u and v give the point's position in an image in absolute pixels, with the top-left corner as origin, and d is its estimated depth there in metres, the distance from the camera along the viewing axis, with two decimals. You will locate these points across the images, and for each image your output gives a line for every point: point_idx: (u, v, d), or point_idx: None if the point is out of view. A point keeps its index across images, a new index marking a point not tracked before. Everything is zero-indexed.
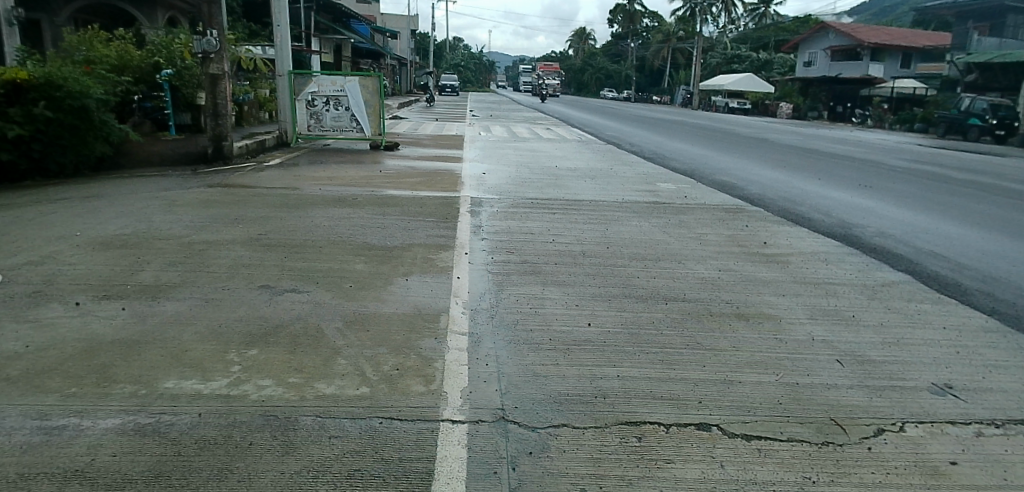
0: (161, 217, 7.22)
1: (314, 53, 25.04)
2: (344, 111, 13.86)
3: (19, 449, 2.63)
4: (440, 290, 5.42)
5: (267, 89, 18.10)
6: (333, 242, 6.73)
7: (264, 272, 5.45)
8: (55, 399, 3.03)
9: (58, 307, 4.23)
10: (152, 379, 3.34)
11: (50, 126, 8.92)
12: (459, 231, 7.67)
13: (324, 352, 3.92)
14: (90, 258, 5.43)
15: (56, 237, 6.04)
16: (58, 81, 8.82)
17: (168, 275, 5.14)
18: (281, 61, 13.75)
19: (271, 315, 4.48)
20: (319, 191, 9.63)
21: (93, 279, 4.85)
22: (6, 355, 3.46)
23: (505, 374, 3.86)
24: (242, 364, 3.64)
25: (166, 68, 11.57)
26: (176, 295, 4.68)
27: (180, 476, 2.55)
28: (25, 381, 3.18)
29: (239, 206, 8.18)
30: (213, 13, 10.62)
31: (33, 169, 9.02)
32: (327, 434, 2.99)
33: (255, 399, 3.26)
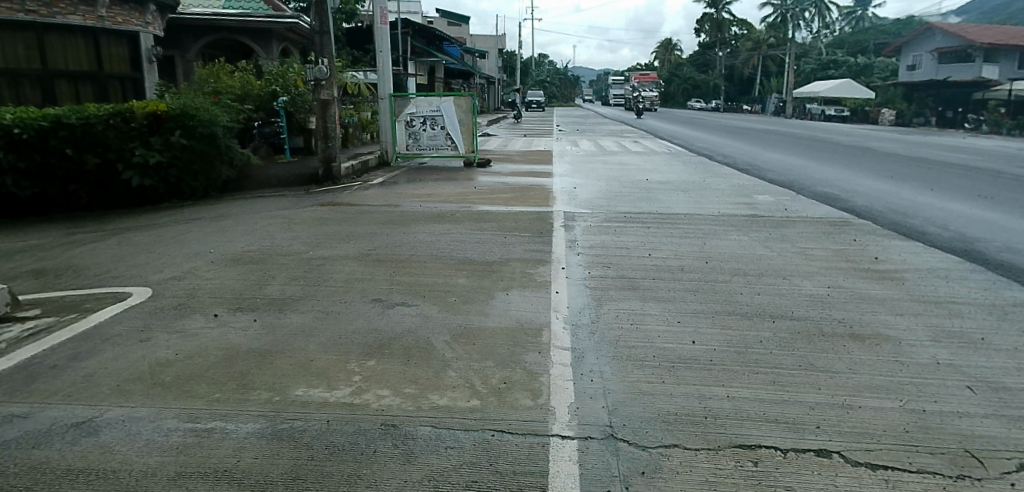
0: (280, 234, 7.75)
1: (410, 76, 26.05)
2: (439, 130, 14.33)
3: (177, 448, 2.89)
4: (540, 305, 5.49)
5: (370, 112, 18.95)
6: (435, 257, 6.97)
7: (375, 287, 5.73)
8: (204, 404, 3.33)
9: (200, 318, 4.63)
10: (285, 387, 3.59)
11: (184, 153, 9.81)
12: (554, 246, 7.74)
13: (435, 364, 4.08)
14: (223, 273, 5.92)
15: (193, 254, 6.62)
16: (192, 111, 9.70)
17: (290, 289, 5.51)
18: (382, 85, 14.38)
19: (384, 327, 4.70)
20: (418, 207, 10.01)
21: (227, 293, 5.28)
22: (160, 362, 3.84)
23: (610, 390, 3.86)
24: (362, 374, 3.85)
25: (282, 96, 12.43)
26: (299, 307, 5.02)
27: (315, 480, 2.73)
28: (178, 386, 3.52)
29: (348, 223, 8.64)
30: (325, 43, 11.35)
31: (170, 192, 9.94)
32: (443, 445, 3.11)
33: (375, 408, 3.44)
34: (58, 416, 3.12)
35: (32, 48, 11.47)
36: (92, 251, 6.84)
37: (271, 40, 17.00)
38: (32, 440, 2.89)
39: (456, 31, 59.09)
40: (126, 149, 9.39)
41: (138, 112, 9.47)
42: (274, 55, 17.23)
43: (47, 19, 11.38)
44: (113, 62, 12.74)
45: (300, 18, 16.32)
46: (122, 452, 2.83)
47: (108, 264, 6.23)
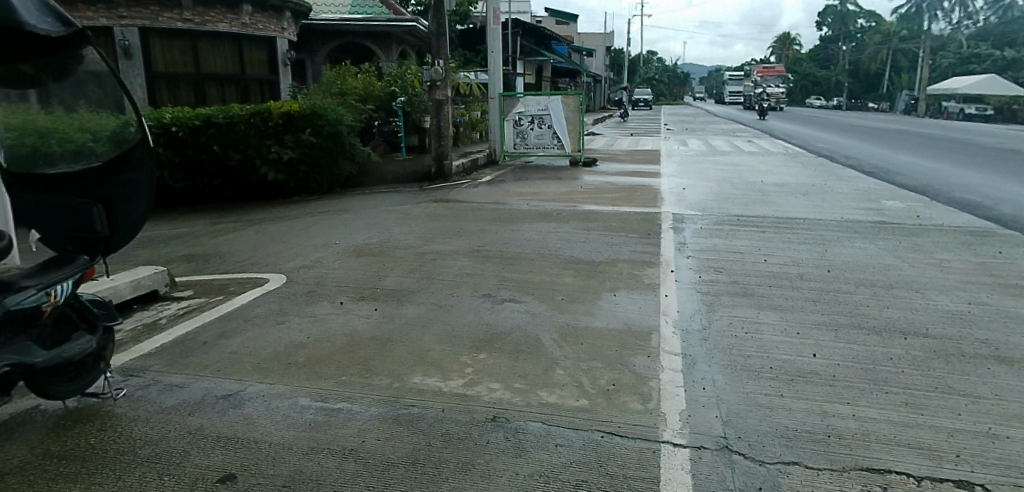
0: (396, 228, 8.12)
1: (519, 76, 26.37)
2: (547, 129, 14.40)
3: (309, 425, 3.12)
4: (649, 307, 5.41)
5: (480, 111, 19.37)
6: (543, 256, 7.03)
7: (485, 282, 5.88)
8: (331, 385, 3.57)
9: (328, 305, 4.96)
10: (403, 374, 3.78)
11: (312, 150, 10.51)
12: (663, 248, 7.58)
13: (544, 361, 4.13)
14: (346, 263, 6.29)
15: (320, 245, 7.09)
16: (321, 111, 10.38)
17: (407, 281, 5.76)
18: (493, 85, 14.66)
19: (494, 322, 4.81)
20: (526, 205, 10.13)
21: (351, 282, 5.61)
22: (294, 343, 4.16)
23: (724, 400, 3.74)
24: (473, 367, 3.96)
25: (400, 96, 13.01)
26: (415, 299, 5.25)
27: (432, 465, 2.84)
28: (309, 367, 3.79)
29: (458, 219, 8.90)
30: (441, 45, 11.75)
31: (299, 187, 10.68)
32: (553, 441, 3.13)
33: (487, 400, 3.54)
34: (209, 387, 3.45)
35: (187, 54, 12.71)
36: (233, 240, 7.49)
37: (390, 43, 17.73)
38: (189, 408, 3.22)
39: (564, 30, 59.09)
40: (263, 146, 10.21)
41: (275, 111, 10.24)
42: (392, 57, 17.96)
43: (200, 27, 12.57)
44: (254, 66, 13.84)
45: (417, 21, 16.95)
46: (263, 424, 3.09)
47: (247, 252, 6.79)
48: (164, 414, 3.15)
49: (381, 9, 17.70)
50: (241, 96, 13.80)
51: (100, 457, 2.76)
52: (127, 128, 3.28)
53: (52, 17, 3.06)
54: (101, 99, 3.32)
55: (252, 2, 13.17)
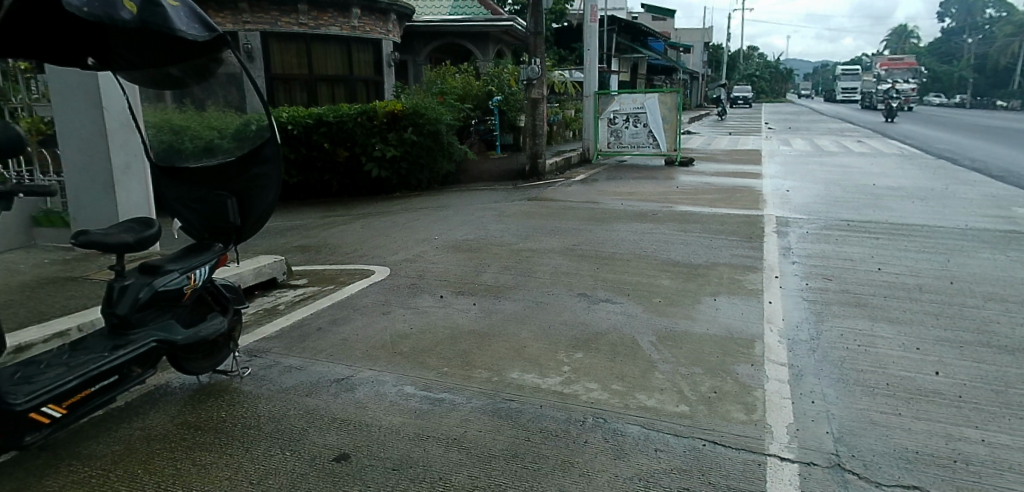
0: (493, 225, 8.25)
1: (615, 73, 26.06)
2: (642, 128, 14.13)
3: (414, 412, 3.24)
4: (752, 314, 5.21)
5: (575, 109, 19.32)
6: (639, 256, 6.93)
7: (581, 281, 5.87)
8: (434, 375, 3.69)
9: (429, 298, 5.13)
10: (503, 369, 3.84)
11: (413, 148, 10.87)
12: (766, 252, 7.28)
13: (642, 364, 4.06)
14: (446, 258, 6.47)
15: (421, 240, 7.33)
16: (422, 110, 10.65)
17: (504, 277, 5.85)
18: (589, 84, 14.55)
19: (591, 322, 4.79)
20: (620, 205, 10.02)
21: (451, 277, 5.77)
22: (399, 333, 4.33)
23: (835, 415, 3.55)
24: (571, 365, 3.96)
25: (497, 95, 13.17)
26: (512, 295, 5.31)
27: (532, 460, 2.86)
28: (413, 357, 3.94)
29: (553, 218, 8.92)
30: (538, 44, 11.78)
31: (400, 183, 11.11)
32: (653, 446, 3.08)
33: (584, 399, 3.52)
34: (324, 371, 3.65)
35: (301, 56, 13.45)
36: (341, 232, 7.87)
37: (488, 43, 17.97)
38: (306, 389, 3.43)
39: (661, 26, 57.73)
40: (368, 144, 10.65)
41: (380, 111, 10.66)
42: (489, 57, 18.21)
43: (313, 30, 13.28)
44: (361, 67, 14.46)
45: (514, 20, 17.07)
46: (372, 409, 3.24)
47: (354, 245, 7.13)
48: (284, 394, 3.37)
49: (480, 10, 17.98)
50: (349, 96, 14.45)
51: (230, 428, 3.00)
52: (248, 126, 3.55)
53: (199, 23, 3.32)
54: (225, 97, 3.59)
55: (361, 5, 13.74)
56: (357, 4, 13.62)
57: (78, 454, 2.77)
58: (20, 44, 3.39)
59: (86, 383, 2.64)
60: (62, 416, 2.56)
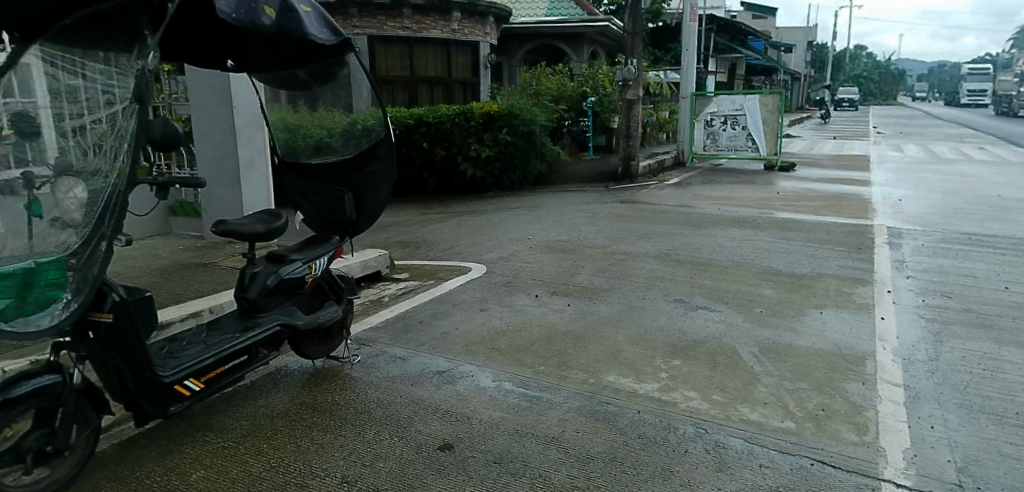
0: (586, 227, 8.21)
1: (712, 74, 25.23)
2: (741, 130, 13.60)
3: (513, 408, 3.29)
4: (862, 330, 4.91)
5: (670, 110, 18.89)
6: (738, 264, 6.69)
7: (677, 287, 5.75)
8: (531, 373, 3.73)
9: (524, 297, 5.18)
10: (599, 371, 3.81)
11: (507, 148, 11.02)
12: (876, 265, 6.84)
13: (744, 376, 3.91)
14: (540, 258, 6.51)
15: (515, 239, 7.40)
16: (517, 111, 10.75)
17: (598, 279, 5.81)
18: (686, 84, 14.18)
19: (689, 329, 4.67)
20: (716, 210, 9.71)
21: (545, 277, 5.80)
22: (496, 330, 4.41)
23: (959, 444, 3.30)
24: (669, 372, 3.88)
25: (591, 96, 13.07)
26: (607, 298, 5.27)
27: (630, 465, 2.84)
28: (510, 354, 3.99)
29: (648, 221, 8.76)
30: (635, 44, 11.61)
31: (494, 183, 11.32)
32: (757, 462, 2.98)
33: (684, 408, 3.44)
34: (426, 363, 3.79)
35: (404, 59, 13.93)
36: (438, 229, 8.09)
37: (583, 43, 17.89)
38: (411, 379, 3.57)
39: (763, 25, 55.37)
40: (465, 144, 10.89)
41: (476, 111, 10.85)
42: (584, 58, 18.14)
43: (415, 33, 13.72)
44: (459, 69, 14.80)
45: (610, 21, 16.90)
46: (473, 403, 3.33)
47: (450, 242, 7.31)
48: (391, 383, 3.52)
49: (576, 10, 17.91)
50: (446, 97, 14.83)
51: (343, 411, 3.18)
52: (354, 125, 3.87)
53: (327, 28, 3.52)
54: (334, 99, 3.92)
55: (460, 9, 14.06)
56: (457, 7, 13.94)
57: (211, 426, 3.02)
58: (176, 50, 3.78)
59: (220, 361, 2.88)
60: (200, 390, 2.81)
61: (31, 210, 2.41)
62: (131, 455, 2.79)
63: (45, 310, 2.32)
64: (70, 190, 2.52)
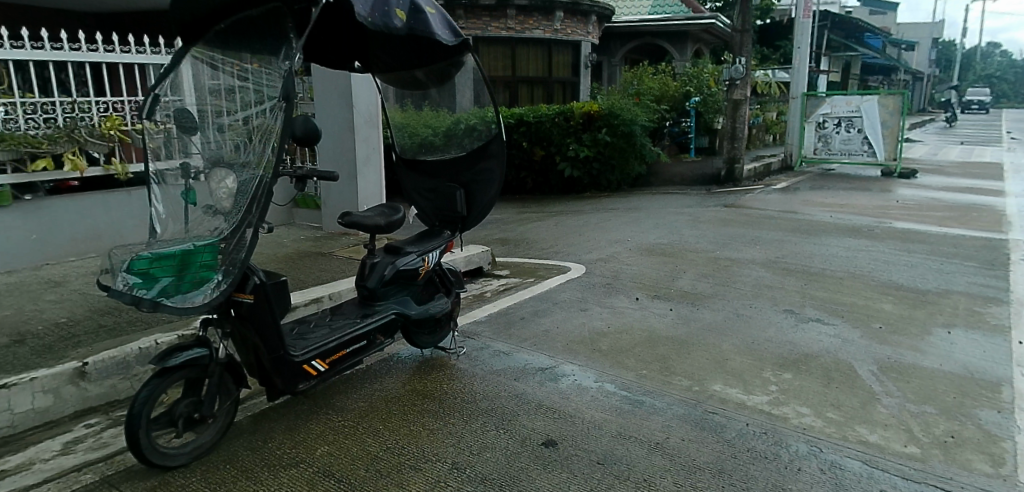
0: (687, 231, 8.00)
1: (825, 73, 23.79)
2: (856, 133, 12.69)
3: (616, 411, 3.27)
4: (997, 353, 4.49)
5: (777, 112, 18.06)
6: (853, 276, 6.29)
7: (786, 296, 5.49)
8: (633, 376, 3.69)
9: (625, 299, 5.13)
10: (704, 380, 3.71)
11: (607, 148, 10.92)
12: (1013, 283, 6.23)
13: (862, 394, 3.68)
14: (640, 261, 6.41)
15: (614, 241, 7.33)
16: (618, 111, 10.58)
17: (701, 285, 5.66)
18: (796, 84, 13.46)
19: (800, 342, 4.45)
20: (828, 217, 9.19)
21: (646, 280, 5.71)
22: (597, 331, 4.40)
23: None
24: (780, 385, 3.71)
25: (694, 96, 12.56)
26: (711, 304, 5.11)
27: (740, 478, 2.75)
28: (611, 356, 3.97)
29: (753, 227, 8.42)
30: (744, 42, 11.12)
31: (591, 183, 11.28)
32: (878, 486, 2.80)
33: (796, 424, 3.29)
34: (529, 359, 3.84)
35: (506, 59, 14.13)
36: (536, 228, 8.16)
37: (687, 42, 17.41)
38: (514, 373, 3.64)
39: (884, 21, 51.66)
40: (564, 143, 10.91)
41: (577, 111, 10.83)
42: (688, 57, 17.63)
43: (518, 34, 13.87)
44: (559, 69, 14.86)
45: (717, 18, 16.31)
46: (576, 402, 3.34)
47: (548, 241, 7.36)
48: (494, 376, 3.60)
49: (681, 8, 17.46)
50: (546, 97, 14.92)
51: (450, 400, 3.29)
52: (457, 124, 4.16)
53: (448, 30, 3.77)
54: (441, 100, 4.20)
55: (564, 9, 14.06)
56: (560, 7, 13.95)
57: (331, 406, 3.20)
58: (310, 53, 4.04)
59: (342, 345, 3.13)
60: (324, 371, 3.05)
61: (186, 197, 2.89)
62: (261, 428, 3.01)
63: (199, 288, 2.59)
64: (222, 181, 2.85)
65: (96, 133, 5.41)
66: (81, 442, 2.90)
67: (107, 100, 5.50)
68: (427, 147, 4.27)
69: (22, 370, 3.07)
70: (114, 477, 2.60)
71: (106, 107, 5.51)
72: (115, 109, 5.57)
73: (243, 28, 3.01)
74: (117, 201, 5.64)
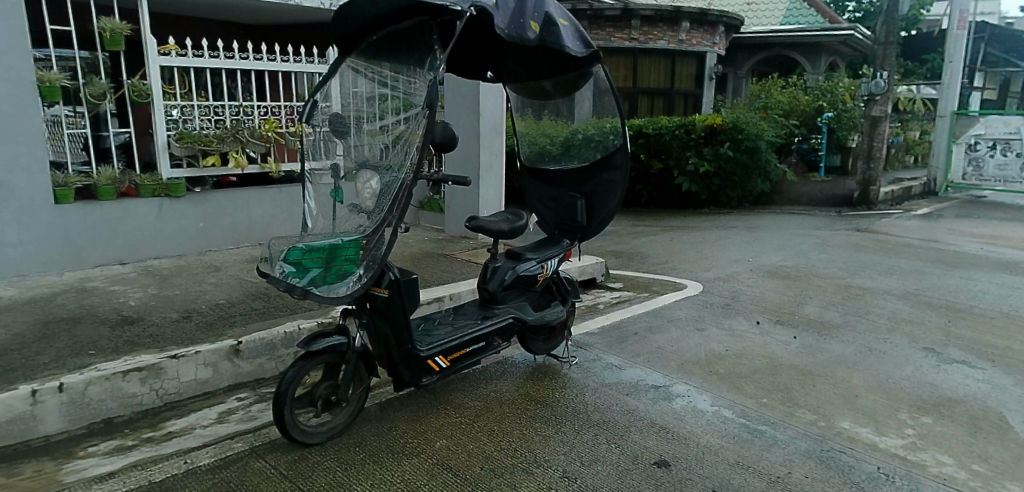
0: (814, 254, 7.56)
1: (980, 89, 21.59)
2: (1013, 158, 11.38)
3: (734, 437, 3.17)
4: None
5: (920, 131, 16.65)
6: (1008, 316, 5.66)
7: (926, 333, 5.04)
8: (752, 404, 3.55)
9: (745, 322, 4.95)
10: (831, 415, 3.50)
11: (729, 164, 10.53)
12: None
13: (1015, 448, 3.31)
14: (763, 283, 6.14)
15: (734, 260, 7.07)
16: (742, 125, 10.20)
17: (829, 313, 5.33)
18: (946, 101, 12.37)
19: (941, 383, 4.07)
20: (978, 249, 8.33)
21: (769, 304, 5.47)
22: (714, 353, 4.26)
23: None
24: (917, 429, 3.43)
25: (828, 111, 11.75)
26: (840, 335, 4.80)
27: None
28: (730, 380, 3.85)
29: (889, 255, 7.81)
30: (887, 54, 10.29)
31: (710, 199, 10.95)
32: None
33: (935, 474, 3.01)
34: (643, 375, 3.80)
35: (628, 69, 14.04)
36: (651, 243, 8.04)
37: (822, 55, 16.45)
38: (626, 388, 3.62)
39: None
40: (683, 157, 10.66)
41: (699, 124, 10.54)
42: (822, 70, 16.62)
43: (642, 44, 13.74)
44: (683, 80, 14.54)
45: (857, 29, 15.26)
46: (691, 424, 3.27)
47: (664, 256, 7.22)
48: (607, 388, 3.60)
49: (817, 18, 16.53)
50: (667, 109, 14.64)
51: (562, 408, 3.33)
52: (575, 135, 4.21)
53: (580, 42, 3.87)
54: (562, 109, 4.34)
55: (691, 19, 13.73)
56: (687, 17, 13.64)
57: (450, 402, 3.34)
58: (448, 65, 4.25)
59: (463, 344, 3.26)
60: (446, 367, 3.19)
61: (334, 195, 3.13)
62: (387, 416, 3.19)
63: (342, 280, 2.81)
64: (368, 181, 3.07)
65: (256, 134, 5.96)
66: (233, 413, 3.21)
67: (267, 105, 6.05)
68: (544, 156, 4.39)
69: (189, 344, 3.46)
70: (260, 448, 2.85)
71: (266, 111, 6.06)
72: (273, 114, 6.10)
73: (393, 39, 3.21)
74: (270, 197, 6.18)
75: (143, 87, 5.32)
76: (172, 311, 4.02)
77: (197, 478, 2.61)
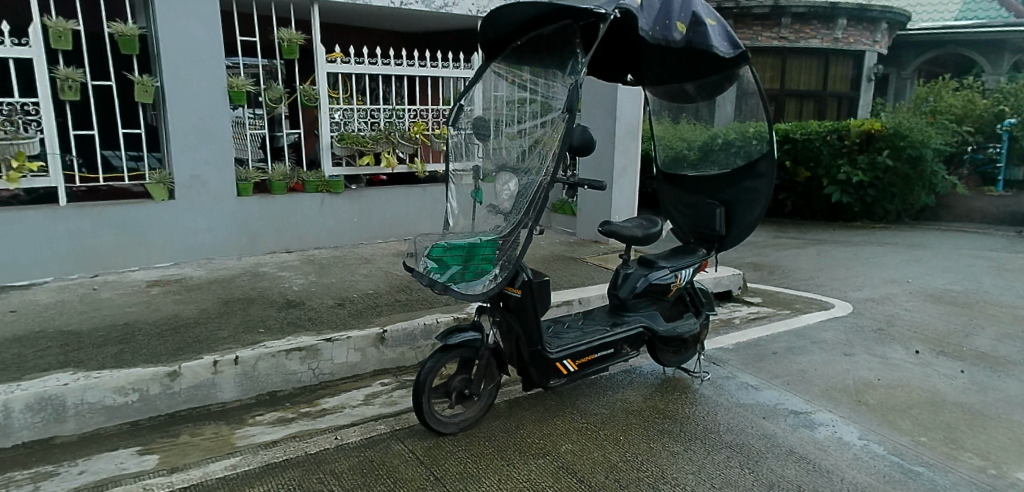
0: (988, 279, 6.74)
1: None
2: None
3: (886, 477, 2.91)
4: None
5: None
6: None
7: None
8: (907, 441, 3.25)
9: (901, 350, 4.52)
10: (1003, 462, 3.11)
11: (887, 174, 9.66)
12: None
13: None
14: (924, 308, 5.58)
15: (891, 280, 6.48)
16: (904, 132, 9.32)
17: (1005, 347, 4.70)
18: None
19: None
20: None
21: (931, 332, 4.94)
22: (864, 381, 3.95)
23: None
24: None
25: (1010, 117, 10.16)
26: (1018, 373, 4.24)
27: None
28: (881, 412, 3.55)
29: None
30: None
31: (863, 211, 10.10)
32: None
33: None
34: (782, 399, 3.61)
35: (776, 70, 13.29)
36: (795, 256, 7.56)
37: None
38: (763, 411, 3.45)
39: None
40: (834, 165, 9.94)
41: (854, 129, 9.79)
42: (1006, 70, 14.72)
43: (792, 43, 12.95)
44: (837, 82, 13.53)
45: None
46: (835, 457, 3.05)
47: (809, 272, 6.77)
48: (741, 409, 3.45)
49: (1002, 12, 14.71)
50: (818, 112, 13.67)
51: (692, 425, 3.24)
52: (714, 139, 4.08)
53: (728, 42, 3.72)
54: (702, 113, 4.16)
55: (849, 16, 12.78)
56: (844, 14, 12.71)
57: (577, 407, 3.36)
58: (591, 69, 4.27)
59: (592, 350, 3.27)
60: (574, 371, 3.22)
61: (475, 196, 3.28)
62: (514, 414, 3.28)
63: (480, 278, 2.91)
64: (506, 184, 3.16)
65: (406, 136, 6.35)
66: (377, 397, 3.45)
67: (416, 109, 6.40)
68: (679, 160, 4.30)
69: (342, 329, 3.76)
70: (401, 432, 3.04)
71: (415, 114, 6.41)
72: (421, 116, 6.45)
73: (536, 44, 3.28)
74: (415, 196, 6.54)
75: (312, 92, 5.82)
76: (328, 297, 4.39)
77: (345, 454, 2.84)
